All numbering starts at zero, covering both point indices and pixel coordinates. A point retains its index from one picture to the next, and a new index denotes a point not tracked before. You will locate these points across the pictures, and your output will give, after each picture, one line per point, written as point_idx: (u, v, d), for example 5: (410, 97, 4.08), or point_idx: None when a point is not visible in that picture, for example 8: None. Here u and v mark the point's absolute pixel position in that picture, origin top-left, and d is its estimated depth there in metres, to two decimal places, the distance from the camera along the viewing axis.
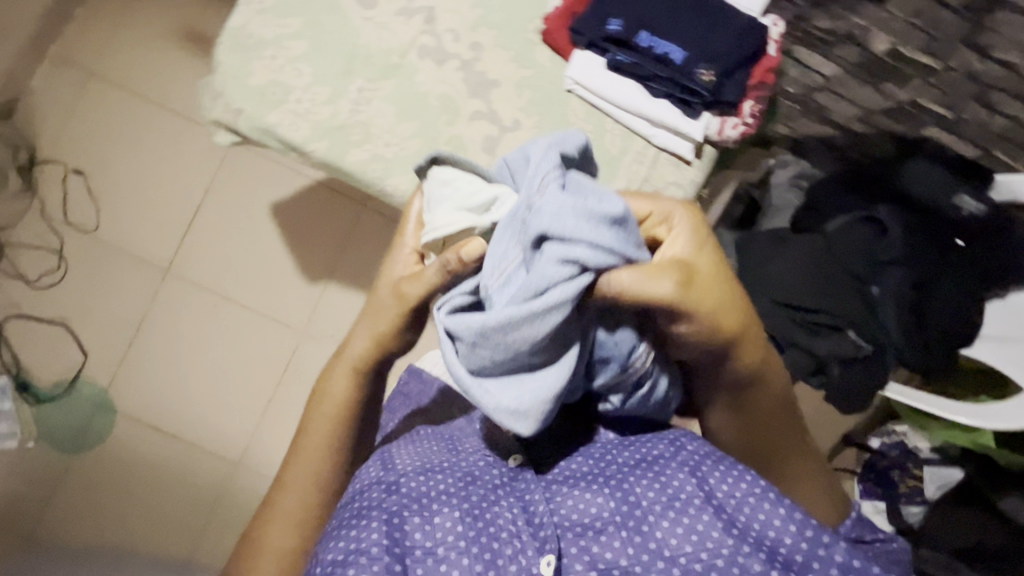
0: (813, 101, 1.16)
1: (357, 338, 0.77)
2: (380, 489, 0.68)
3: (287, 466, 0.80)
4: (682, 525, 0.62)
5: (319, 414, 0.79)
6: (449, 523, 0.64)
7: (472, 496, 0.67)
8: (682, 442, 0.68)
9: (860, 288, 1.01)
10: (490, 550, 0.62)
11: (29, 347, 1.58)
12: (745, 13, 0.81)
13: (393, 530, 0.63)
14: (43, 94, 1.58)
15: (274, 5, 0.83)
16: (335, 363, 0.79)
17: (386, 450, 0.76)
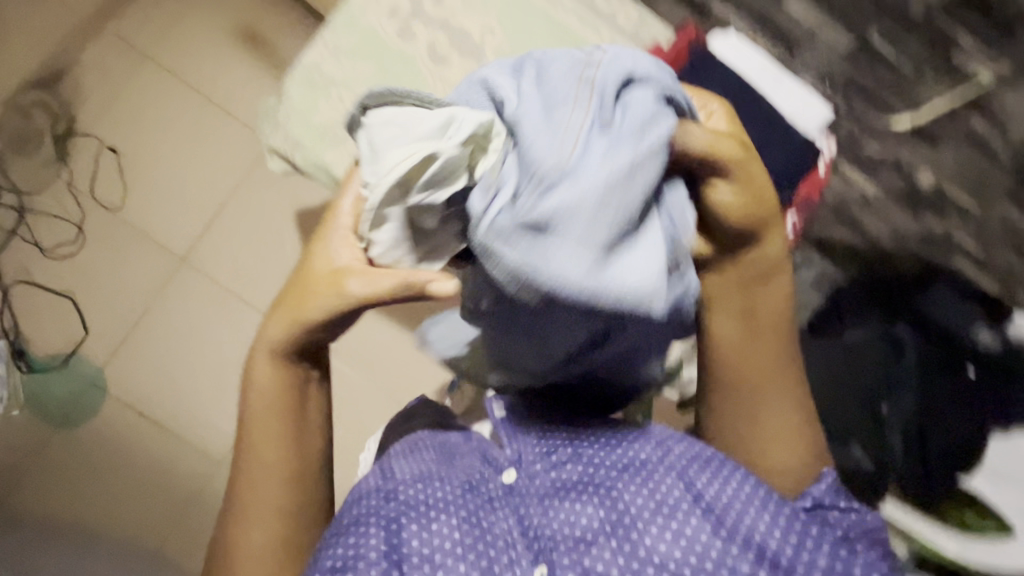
0: (847, 212, 1.15)
1: (272, 326, 0.65)
2: (379, 496, 0.69)
3: (240, 517, 0.64)
4: (670, 530, 0.62)
5: (260, 432, 0.65)
6: (445, 530, 0.65)
7: (472, 505, 0.68)
8: (668, 448, 0.68)
9: (869, 403, 1.02)
10: (484, 558, 0.64)
11: (32, 314, 1.57)
12: (801, 133, 0.83)
13: (393, 536, 0.63)
14: (91, 68, 1.60)
15: (348, 48, 0.84)
16: (259, 372, 0.65)
17: (386, 462, 0.75)
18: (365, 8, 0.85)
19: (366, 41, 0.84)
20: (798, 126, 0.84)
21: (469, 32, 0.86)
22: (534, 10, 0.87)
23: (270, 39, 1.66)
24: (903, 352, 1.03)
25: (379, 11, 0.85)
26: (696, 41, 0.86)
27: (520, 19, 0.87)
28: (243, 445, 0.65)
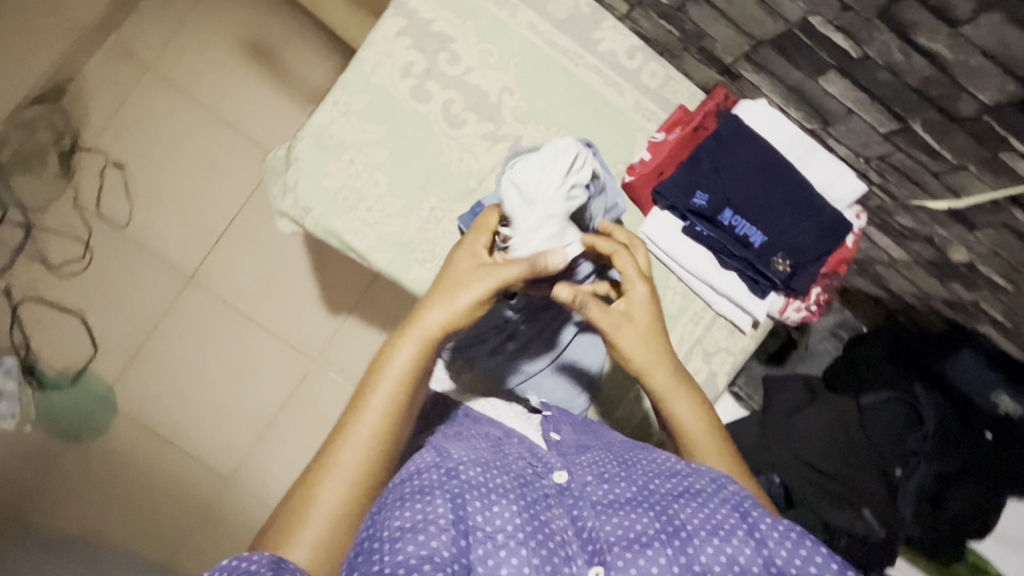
0: (871, 268, 1.04)
1: (399, 349, 0.63)
2: (437, 471, 0.58)
3: (314, 485, 0.60)
4: (728, 555, 0.50)
5: (367, 417, 0.62)
6: (507, 514, 0.54)
7: (530, 497, 0.58)
8: (723, 482, 0.58)
9: (884, 470, 1.01)
10: (548, 550, 0.52)
11: (40, 331, 1.56)
12: (833, 207, 0.79)
13: (456, 507, 0.53)
14: (94, 79, 1.56)
15: (360, 108, 0.81)
16: (382, 368, 0.63)
17: (438, 443, 0.66)
18: (378, 65, 0.80)
19: (379, 100, 0.81)
20: (831, 198, 0.80)
21: (487, 91, 0.82)
22: (556, 66, 0.82)
23: (275, 49, 1.60)
24: (923, 417, 1.02)
25: (392, 68, 0.81)
26: (723, 105, 0.81)
27: (541, 75, 0.82)
28: (342, 423, 0.63)
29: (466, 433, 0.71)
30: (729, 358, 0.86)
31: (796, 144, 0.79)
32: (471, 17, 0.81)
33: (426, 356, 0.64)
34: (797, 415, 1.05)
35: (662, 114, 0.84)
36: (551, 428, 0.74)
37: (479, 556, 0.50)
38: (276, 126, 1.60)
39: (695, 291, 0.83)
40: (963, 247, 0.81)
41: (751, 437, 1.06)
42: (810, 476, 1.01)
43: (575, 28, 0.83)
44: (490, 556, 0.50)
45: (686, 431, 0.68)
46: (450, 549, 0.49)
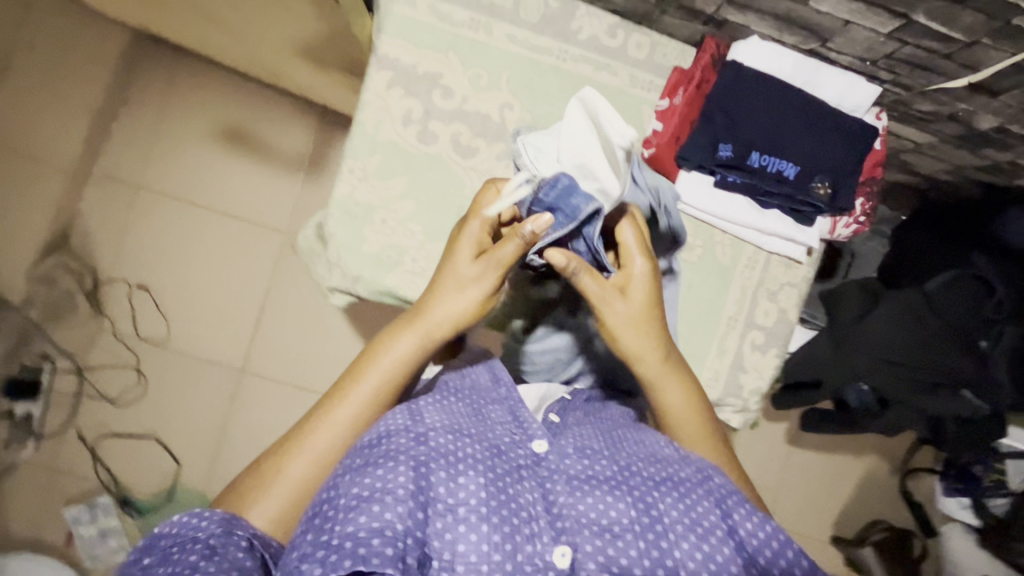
0: (898, 158, 1.04)
1: (401, 347, 0.68)
2: (407, 436, 0.61)
3: (279, 462, 0.64)
4: (702, 552, 0.60)
5: (350, 406, 0.66)
6: (472, 487, 0.59)
7: (500, 468, 0.62)
8: (708, 474, 0.67)
9: (967, 347, 1.03)
10: (510, 527, 0.58)
11: (123, 463, 1.60)
12: (852, 116, 0.81)
13: (419, 478, 0.58)
14: (93, 213, 1.59)
15: (375, 168, 0.82)
16: (374, 363, 0.68)
17: (412, 403, 0.67)
18: (380, 122, 0.82)
19: (392, 155, 0.82)
20: (849, 108, 0.81)
21: (488, 114, 0.83)
22: (545, 69, 0.83)
23: (250, 130, 1.61)
24: (992, 287, 1.02)
25: (394, 121, 0.82)
26: (718, 53, 0.82)
27: (534, 81, 0.83)
28: (325, 403, 0.67)
29: (454, 390, 0.72)
30: (794, 290, 0.88)
31: (801, 68, 0.79)
32: (450, 48, 0.82)
33: (418, 358, 0.69)
34: (866, 320, 1.06)
35: (660, 81, 0.85)
36: (553, 410, 0.77)
37: (436, 530, 0.57)
38: (274, 202, 1.62)
39: (743, 237, 0.86)
40: (989, 114, 0.82)
41: (826, 353, 1.09)
42: (896, 376, 1.05)
43: (552, 25, 0.83)
44: (447, 531, 0.57)
45: (677, 418, 0.73)
46: (408, 521, 0.55)
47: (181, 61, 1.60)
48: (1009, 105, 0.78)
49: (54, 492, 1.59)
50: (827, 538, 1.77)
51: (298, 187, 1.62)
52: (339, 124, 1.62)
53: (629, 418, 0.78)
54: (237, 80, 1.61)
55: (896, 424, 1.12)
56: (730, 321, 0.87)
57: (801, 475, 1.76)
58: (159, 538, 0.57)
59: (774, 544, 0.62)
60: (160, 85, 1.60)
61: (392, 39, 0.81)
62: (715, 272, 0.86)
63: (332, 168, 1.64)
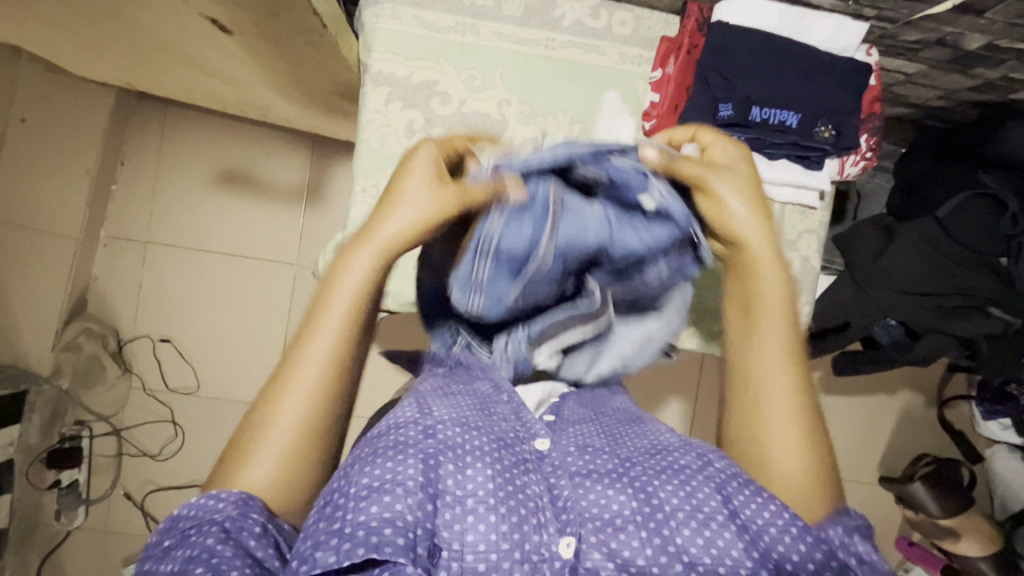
0: (890, 92, 1.05)
1: (354, 267, 0.60)
2: (416, 429, 0.61)
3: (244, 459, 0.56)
4: (704, 538, 0.59)
5: (307, 354, 0.58)
6: (480, 479, 0.59)
7: (508, 460, 0.62)
8: (710, 459, 0.65)
9: (987, 262, 1.05)
10: (518, 516, 0.58)
11: (174, 514, 1.62)
12: (844, 55, 0.82)
13: (428, 470, 0.58)
14: (107, 276, 1.62)
15: (386, 183, 0.83)
16: (328, 295, 0.59)
17: (421, 397, 0.67)
18: (384, 137, 0.83)
19: (399, 168, 0.83)
20: (840, 49, 0.82)
21: (488, 113, 0.84)
22: (535, 60, 0.84)
23: (246, 169, 1.63)
24: (1004, 202, 1.02)
25: (398, 134, 0.83)
26: (702, 17, 0.83)
27: (525, 74, 0.84)
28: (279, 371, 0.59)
29: (454, 383, 0.71)
30: (812, 236, 0.90)
31: (788, 18, 0.80)
32: (441, 54, 0.83)
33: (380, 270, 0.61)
34: (883, 257, 1.08)
35: (649, 54, 0.86)
36: (548, 409, 0.75)
37: (446, 521, 0.57)
38: (281, 236, 1.64)
39: None
40: (977, 34, 0.83)
41: (850, 296, 1.10)
42: (923, 305, 1.06)
43: (536, 16, 0.84)
44: (457, 522, 0.57)
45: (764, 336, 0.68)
46: (418, 513, 0.55)
47: (169, 113, 1.62)
48: (996, 20, 0.79)
49: (112, 551, 1.61)
50: (875, 478, 1.78)
51: (301, 218, 1.64)
52: (332, 149, 1.64)
53: (630, 413, 0.77)
54: (226, 123, 1.62)
55: (929, 353, 1.12)
56: None
57: (839, 421, 1.77)
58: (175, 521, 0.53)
59: (784, 530, 0.59)
60: (153, 140, 1.62)
61: (383, 54, 0.82)
62: None
63: (331, 194, 1.65)
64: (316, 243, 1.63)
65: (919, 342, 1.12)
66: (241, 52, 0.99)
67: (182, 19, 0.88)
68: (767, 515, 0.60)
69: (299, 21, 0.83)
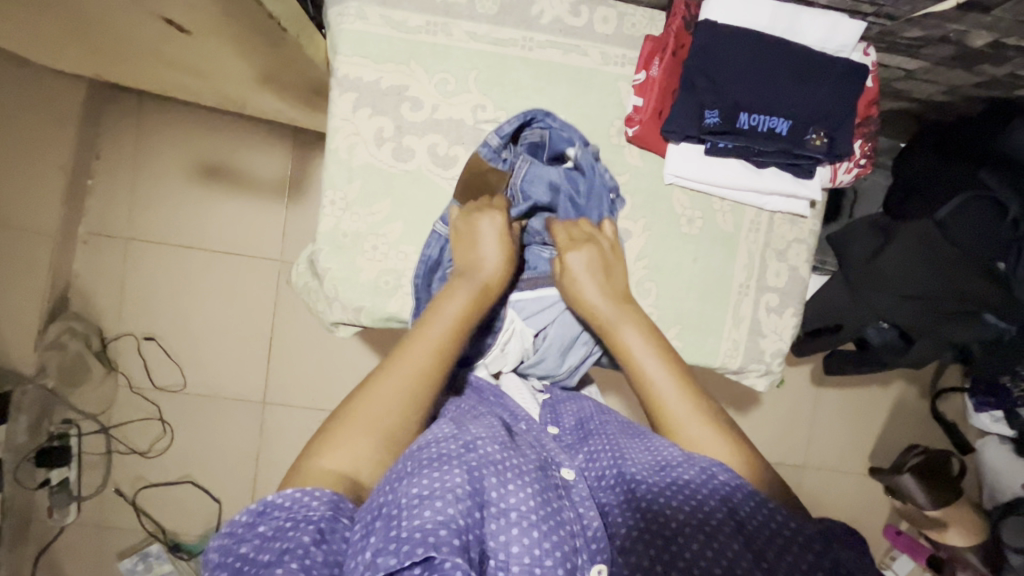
0: (890, 88, 1.00)
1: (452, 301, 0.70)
2: (456, 442, 0.60)
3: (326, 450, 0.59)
4: (714, 550, 0.56)
5: (399, 373, 0.65)
6: (522, 493, 0.57)
7: (544, 482, 0.61)
8: (712, 472, 0.63)
9: (987, 267, 1.01)
10: (559, 535, 0.56)
11: (166, 510, 1.63)
12: (839, 57, 0.77)
13: (474, 481, 0.55)
14: (88, 273, 1.58)
15: (357, 195, 0.79)
16: (431, 321, 0.68)
17: (460, 419, 0.66)
18: (352, 146, 0.79)
19: (371, 179, 0.79)
20: (835, 49, 0.77)
21: (462, 119, 0.80)
22: (512, 61, 0.80)
23: (226, 163, 1.58)
24: (1005, 205, 0.99)
25: (366, 142, 0.79)
26: (689, 14, 0.77)
27: (502, 77, 0.80)
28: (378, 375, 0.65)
29: (479, 408, 0.70)
30: (802, 245, 0.86)
31: (779, 17, 0.75)
32: (411, 56, 0.78)
33: (471, 310, 0.70)
34: (880, 257, 1.05)
35: (633, 53, 0.81)
36: (550, 419, 0.77)
37: (491, 532, 0.54)
38: (264, 232, 1.60)
39: (742, 202, 0.84)
40: (983, 31, 0.77)
41: (843, 297, 1.09)
42: (916, 309, 1.05)
43: (512, 13, 0.79)
44: (502, 534, 0.54)
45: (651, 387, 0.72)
46: (468, 519, 0.52)
47: (144, 105, 1.56)
48: (1004, 18, 0.74)
49: (105, 547, 1.62)
50: (864, 469, 1.78)
51: (284, 213, 1.60)
52: (313, 142, 1.59)
53: (627, 425, 0.76)
54: (203, 114, 1.56)
55: (921, 357, 1.10)
56: (742, 287, 0.86)
57: (830, 413, 1.76)
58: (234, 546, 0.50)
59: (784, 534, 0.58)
60: (128, 133, 1.56)
61: (349, 57, 0.77)
62: (717, 241, 0.84)
63: (314, 189, 1.60)
64: (299, 238, 1.59)
65: (912, 345, 1.10)
66: (203, 49, 0.94)
67: (135, 18, 0.83)
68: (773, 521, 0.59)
69: (258, 22, 0.77)
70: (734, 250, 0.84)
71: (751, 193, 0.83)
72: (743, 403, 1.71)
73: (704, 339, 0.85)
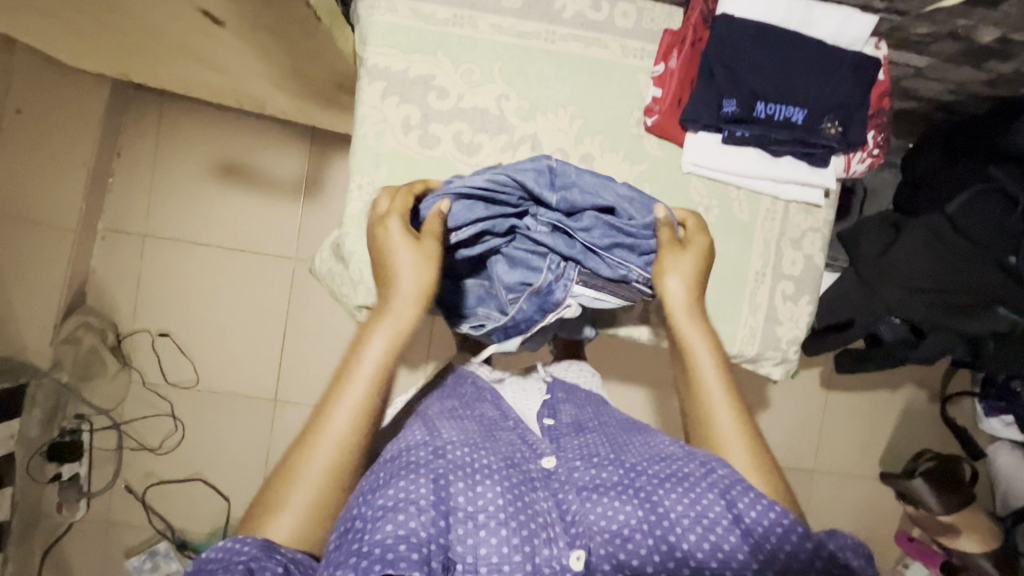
0: (901, 85, 1.03)
1: (372, 348, 0.64)
2: (425, 449, 0.63)
3: (267, 518, 0.58)
4: (710, 542, 0.59)
5: (329, 428, 0.61)
6: (490, 494, 0.60)
7: (516, 478, 0.63)
8: (713, 466, 0.65)
9: (997, 258, 1.03)
10: (529, 530, 0.58)
11: (174, 508, 1.63)
12: (851, 50, 0.80)
13: (438, 489, 0.58)
14: (106, 269, 1.61)
15: (383, 181, 0.82)
16: (353, 371, 0.63)
17: (432, 420, 0.71)
18: (380, 133, 0.81)
19: (397, 165, 0.82)
20: (847, 42, 0.80)
21: (486, 108, 0.82)
22: (534, 53, 0.82)
23: (245, 163, 1.61)
24: (1016, 198, 1.01)
25: (394, 129, 0.81)
26: (707, 9, 0.80)
27: (525, 68, 0.82)
28: (311, 430, 0.61)
29: (461, 410, 0.76)
30: (817, 235, 0.89)
31: (793, 11, 0.78)
32: (438, 47, 0.81)
33: (396, 349, 0.66)
34: (890, 251, 1.07)
35: (652, 47, 0.84)
36: (546, 414, 0.81)
37: (458, 535, 0.56)
38: (280, 230, 1.62)
39: (758, 190, 0.86)
40: (990, 26, 0.80)
41: (856, 292, 1.10)
42: (929, 301, 1.05)
43: (535, 7, 0.82)
44: (470, 537, 0.56)
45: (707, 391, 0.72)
46: (431, 529, 0.54)
47: (167, 105, 1.60)
48: (1011, 12, 0.76)
49: (113, 545, 1.62)
50: (875, 474, 1.77)
51: (300, 212, 1.62)
52: (330, 142, 1.62)
53: (632, 425, 0.81)
54: (224, 115, 1.60)
55: (934, 350, 1.10)
56: (758, 275, 0.87)
57: (840, 416, 1.76)
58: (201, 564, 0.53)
59: (786, 529, 0.59)
60: (150, 133, 1.60)
61: (379, 48, 0.80)
62: (734, 229, 0.86)
63: (330, 187, 1.63)
64: (314, 236, 1.61)
65: (926, 338, 1.10)
66: (235, 43, 0.97)
67: (173, 10, 0.86)
68: (771, 520, 0.59)
69: (292, 13, 0.80)
70: (751, 238, 0.86)
71: (768, 183, 0.85)
72: (753, 404, 1.71)
73: (721, 325, 0.86)
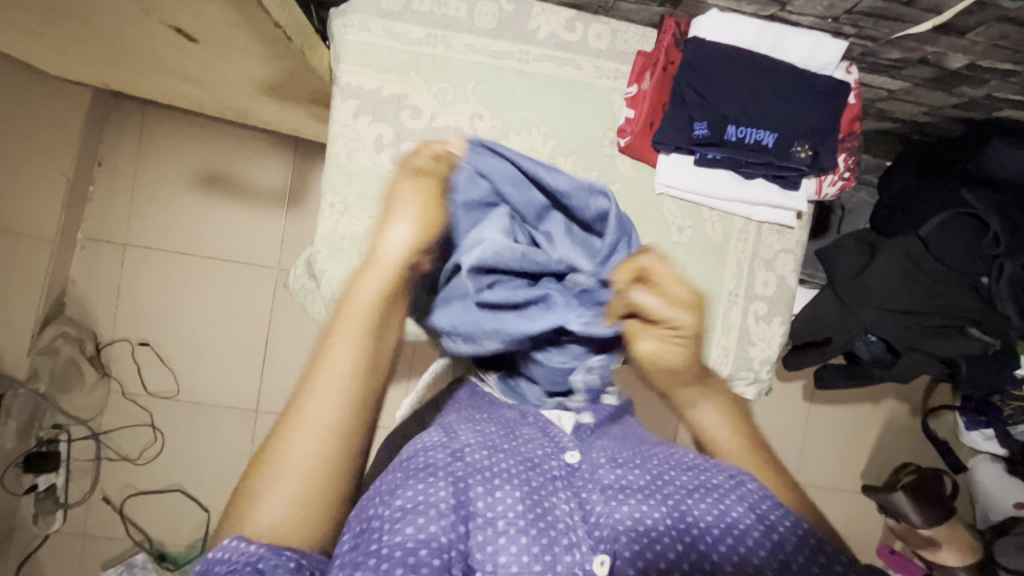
0: (875, 107, 1.04)
1: (358, 293, 0.69)
2: (443, 451, 0.62)
3: (262, 489, 0.59)
4: (741, 551, 0.59)
5: (321, 376, 0.63)
6: (508, 500, 0.59)
7: (536, 480, 0.62)
8: (742, 480, 0.66)
9: (968, 280, 1.05)
10: (548, 539, 0.58)
11: (152, 519, 1.61)
12: (822, 74, 0.81)
13: (459, 493, 0.58)
14: (85, 278, 1.59)
15: (355, 199, 0.81)
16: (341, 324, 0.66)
17: (452, 422, 0.69)
18: (352, 152, 0.81)
19: (369, 184, 0.82)
20: (818, 67, 0.81)
21: (459, 127, 0.82)
22: (508, 73, 0.83)
23: (228, 172, 1.60)
24: (986, 221, 1.03)
25: (366, 148, 0.81)
26: (679, 32, 0.81)
27: (498, 88, 0.83)
28: (301, 391, 0.64)
29: (479, 412, 0.72)
30: (789, 256, 0.89)
31: (764, 36, 0.79)
32: (411, 66, 0.81)
33: (383, 293, 0.69)
34: (866, 273, 1.08)
35: (625, 68, 0.85)
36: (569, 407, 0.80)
37: (478, 542, 0.56)
38: (262, 240, 1.61)
39: (730, 211, 0.87)
40: (959, 53, 0.82)
41: (832, 312, 1.10)
42: (903, 323, 1.06)
43: (509, 28, 0.82)
44: (489, 543, 0.56)
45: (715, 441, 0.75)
46: (451, 534, 0.55)
47: (149, 114, 1.59)
48: (979, 41, 0.78)
49: (89, 557, 1.60)
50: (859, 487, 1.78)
51: (283, 223, 1.61)
52: (313, 152, 1.61)
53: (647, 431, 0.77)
54: (206, 124, 1.59)
55: (907, 371, 1.12)
56: (731, 297, 0.88)
57: (823, 430, 1.77)
58: (212, 563, 0.54)
59: (802, 537, 0.61)
60: (131, 142, 1.59)
61: (352, 66, 0.80)
62: (706, 250, 0.86)
63: (313, 197, 1.62)
64: (297, 246, 1.61)
65: (900, 358, 1.11)
66: (210, 58, 0.97)
67: (144, 25, 0.85)
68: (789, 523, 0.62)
69: (264, 32, 0.80)
70: (723, 259, 0.86)
71: (740, 205, 0.86)
72: None
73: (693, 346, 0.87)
